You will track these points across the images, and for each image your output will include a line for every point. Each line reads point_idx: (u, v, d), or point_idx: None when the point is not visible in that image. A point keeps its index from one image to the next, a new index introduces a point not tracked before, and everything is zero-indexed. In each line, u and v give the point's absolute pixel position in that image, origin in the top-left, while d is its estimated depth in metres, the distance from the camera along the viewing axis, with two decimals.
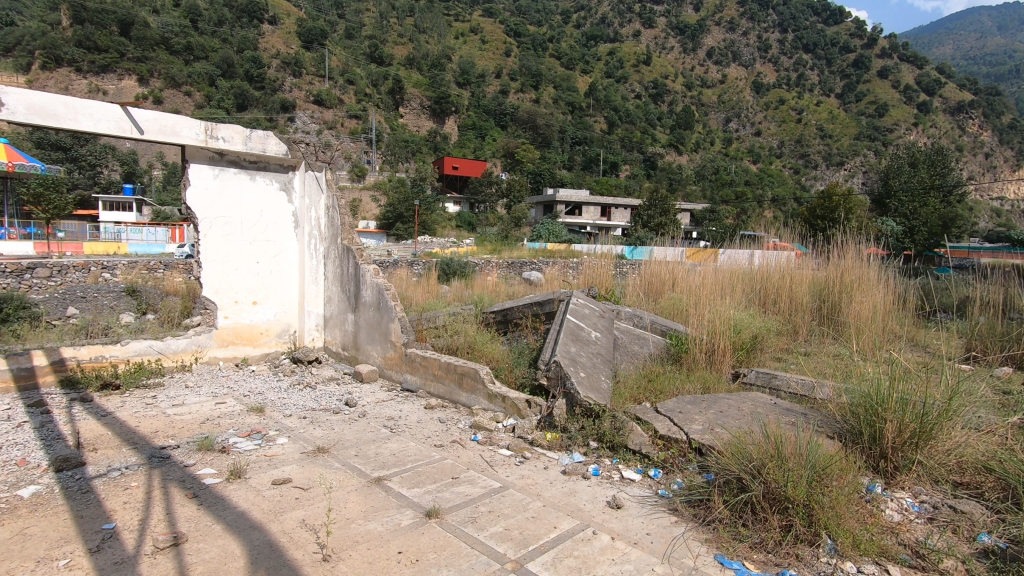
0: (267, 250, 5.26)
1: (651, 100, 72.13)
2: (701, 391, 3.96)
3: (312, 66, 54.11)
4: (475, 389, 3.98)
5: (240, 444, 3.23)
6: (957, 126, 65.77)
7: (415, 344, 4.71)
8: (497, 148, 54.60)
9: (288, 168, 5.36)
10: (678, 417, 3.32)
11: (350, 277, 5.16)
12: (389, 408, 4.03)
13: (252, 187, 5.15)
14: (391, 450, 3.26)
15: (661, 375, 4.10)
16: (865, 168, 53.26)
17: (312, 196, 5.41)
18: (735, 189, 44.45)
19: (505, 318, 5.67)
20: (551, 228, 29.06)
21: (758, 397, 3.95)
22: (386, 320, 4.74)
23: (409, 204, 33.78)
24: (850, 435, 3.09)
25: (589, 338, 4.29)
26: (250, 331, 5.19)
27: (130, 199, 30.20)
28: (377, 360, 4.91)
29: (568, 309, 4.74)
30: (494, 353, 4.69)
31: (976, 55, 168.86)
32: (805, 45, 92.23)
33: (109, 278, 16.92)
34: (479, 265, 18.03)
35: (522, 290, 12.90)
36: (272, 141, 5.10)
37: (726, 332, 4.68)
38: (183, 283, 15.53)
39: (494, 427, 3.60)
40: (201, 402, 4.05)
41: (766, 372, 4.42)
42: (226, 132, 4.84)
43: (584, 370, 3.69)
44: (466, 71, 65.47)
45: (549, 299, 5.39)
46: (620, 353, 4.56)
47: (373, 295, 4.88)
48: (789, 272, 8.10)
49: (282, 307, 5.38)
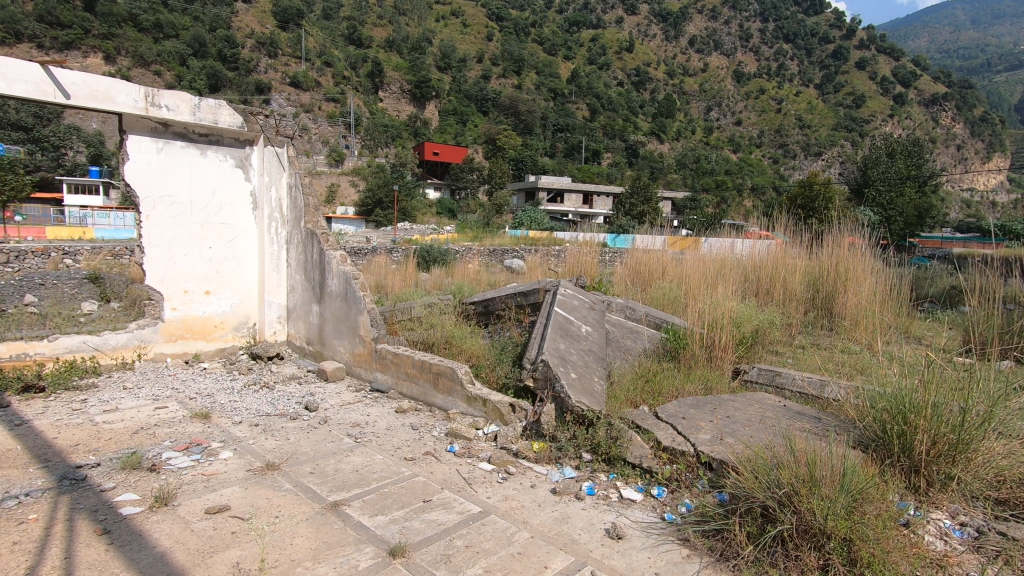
0: (220, 234, 4.72)
1: (634, 88, 71.53)
2: (704, 393, 3.59)
3: (288, 47, 52.40)
4: (452, 390, 3.54)
5: (174, 460, 2.74)
6: (931, 118, 66.77)
7: (387, 339, 4.25)
8: (478, 133, 53.76)
9: (245, 143, 4.82)
10: (682, 425, 2.95)
11: (315, 264, 4.68)
12: (355, 413, 3.56)
13: (203, 164, 4.59)
14: (354, 466, 2.80)
15: (659, 374, 3.71)
16: (842, 158, 53.70)
17: (273, 174, 4.86)
18: (716, 178, 44.50)
19: (486, 310, 5.27)
20: (533, 215, 28.60)
21: (764, 398, 3.58)
22: (354, 313, 4.29)
23: (388, 190, 33.09)
24: (870, 444, 2.76)
25: (580, 334, 3.85)
26: (202, 324, 4.67)
27: (96, 182, 28.82)
28: (344, 357, 4.44)
29: (556, 301, 4.31)
30: (475, 348, 4.25)
31: (950, 49, 171.71)
32: (786, 35, 92.21)
33: (71, 264, 16.02)
34: (460, 252, 17.50)
35: (503, 278, 12.50)
36: (225, 111, 4.54)
37: (727, 325, 4.32)
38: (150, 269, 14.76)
39: (473, 435, 3.17)
40: (138, 407, 3.54)
41: (770, 368, 4.09)
42: (171, 100, 4.28)
43: (575, 371, 3.26)
44: (447, 55, 64.15)
45: (534, 289, 4.95)
46: (613, 349, 4.16)
47: (340, 284, 4.42)
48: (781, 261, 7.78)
49: (240, 297, 4.88)
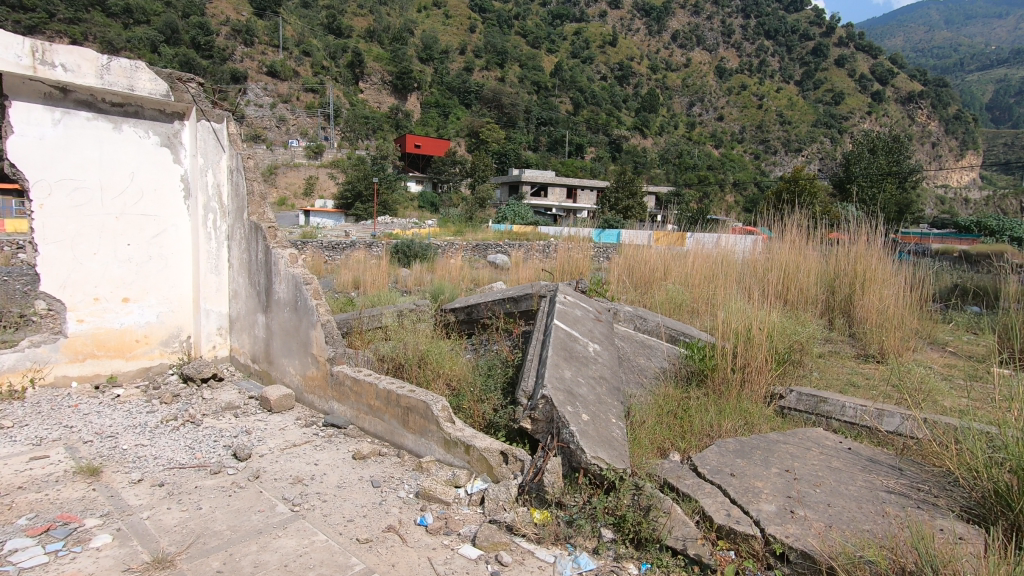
0: (142, 228, 3.84)
1: (618, 81, 70.58)
2: (744, 431, 2.86)
3: (265, 35, 50.42)
4: (426, 431, 2.76)
5: (19, 555, 1.90)
6: (908, 115, 67.29)
7: (346, 361, 3.43)
8: (460, 126, 52.63)
9: (172, 117, 3.93)
10: (734, 487, 2.20)
11: (260, 265, 3.86)
12: (298, 463, 2.73)
13: (118, 140, 3.70)
14: (282, 557, 1.97)
15: (690, 407, 2.95)
16: (822, 155, 53.99)
17: (209, 155, 4.01)
18: (699, 173, 44.18)
19: (470, 318, 4.55)
20: (517, 209, 27.70)
21: (820, 436, 2.85)
22: (306, 326, 3.48)
23: (368, 182, 31.94)
24: (979, 510, 2.05)
25: (587, 355, 3.06)
26: (119, 339, 3.79)
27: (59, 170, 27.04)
28: (294, 379, 3.63)
29: (555, 311, 3.53)
30: (455, 369, 3.47)
31: (923, 48, 174.20)
32: (767, 32, 92.09)
33: (25, 260, 14.68)
34: (442, 247, 16.50)
35: (490, 275, 11.72)
36: (144, 74, 3.67)
37: (766, 337, 3.52)
38: None
39: (453, 497, 2.40)
40: (8, 457, 2.66)
41: (811, 392, 3.37)
42: (69, 58, 3.37)
43: (587, 411, 2.48)
44: (429, 46, 62.63)
45: (526, 294, 4.20)
46: (624, 370, 3.41)
47: (289, 290, 3.60)
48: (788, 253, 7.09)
49: (170, 304, 4.02)
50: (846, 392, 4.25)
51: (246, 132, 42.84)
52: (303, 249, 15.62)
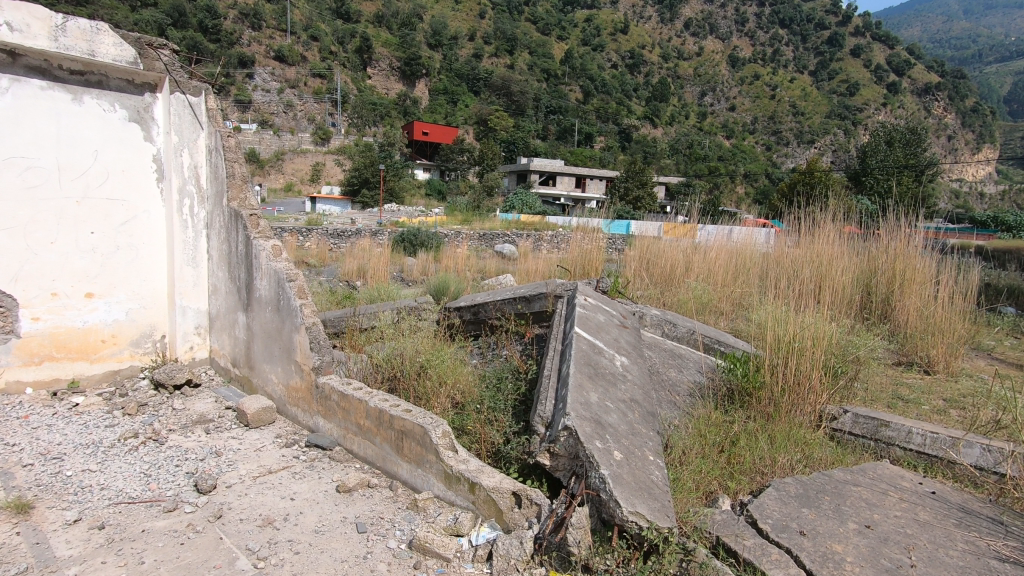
0: (109, 214, 3.40)
1: (629, 70, 69.34)
2: (801, 465, 2.41)
3: (272, 19, 49.60)
4: (424, 461, 2.32)
5: None
6: (924, 108, 65.64)
7: (332, 371, 2.98)
8: (469, 114, 51.81)
9: (143, 88, 3.48)
10: (810, 554, 1.74)
11: (240, 258, 3.42)
12: (269, 498, 2.30)
13: (78, 113, 3.25)
14: None
15: (739, 435, 2.49)
16: (835, 147, 52.80)
17: (184, 133, 3.57)
18: (709, 164, 43.36)
19: (477, 318, 4.11)
20: (525, 198, 27.10)
21: (894, 473, 2.38)
22: (290, 330, 3.04)
23: (375, 169, 31.31)
24: None
25: (615, 372, 2.59)
26: (81, 339, 3.35)
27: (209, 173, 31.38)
28: (276, 389, 3.19)
29: (575, 314, 3.09)
30: (462, 379, 3.03)
31: (941, 38, 169.85)
32: (782, 20, 90.05)
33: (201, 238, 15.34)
34: (449, 236, 16.01)
35: (497, 266, 11.22)
36: (108, 37, 3.23)
37: (825, 350, 2.98)
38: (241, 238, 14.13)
39: (454, 551, 1.96)
40: None
41: (870, 415, 2.90)
42: (17, 16, 2.93)
43: (619, 447, 2.03)
44: (438, 32, 61.55)
45: (540, 294, 3.73)
46: (654, 386, 2.95)
47: (272, 288, 3.16)
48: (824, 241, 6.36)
49: (142, 299, 3.59)
50: (896, 409, 3.74)
51: (253, 117, 42.39)
52: (307, 236, 15.18)
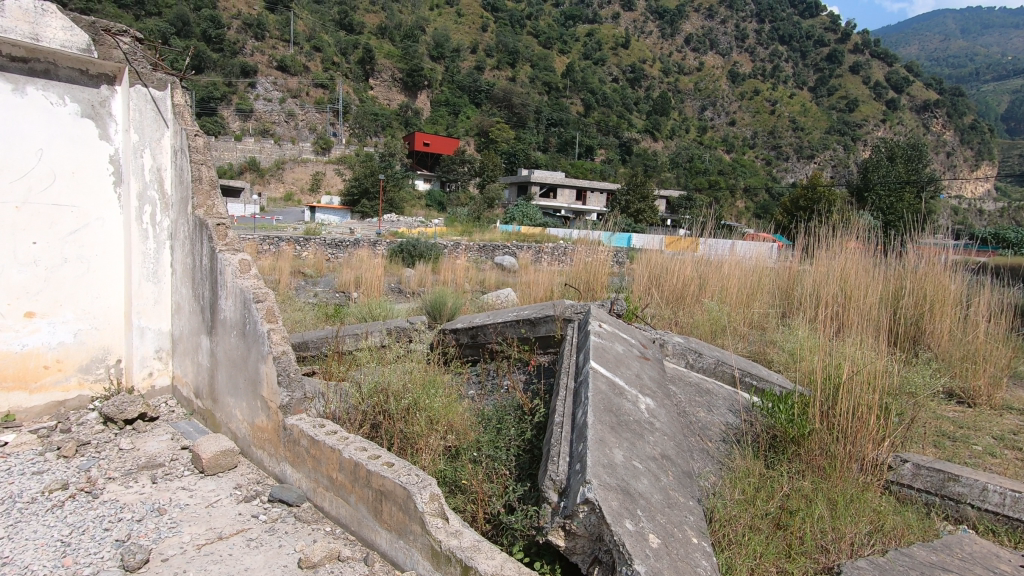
0: (55, 223, 2.98)
1: (630, 85, 69.53)
2: (869, 539, 1.95)
3: (276, 29, 49.57)
4: (406, 532, 1.87)
5: None
6: (922, 124, 65.62)
7: (299, 410, 2.52)
8: (470, 125, 51.73)
9: (98, 80, 3.07)
10: None
11: (205, 274, 2.99)
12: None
13: (19, 104, 2.83)
14: None
15: (796, 502, 2.03)
16: (834, 162, 52.56)
17: (146, 131, 3.16)
18: (709, 178, 43.13)
19: (475, 342, 3.68)
20: (526, 210, 26.77)
21: (987, 554, 1.91)
22: (256, 359, 2.60)
23: (375, 179, 30.99)
24: None
25: (640, 420, 2.13)
26: (15, 367, 2.89)
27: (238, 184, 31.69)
28: (241, 428, 2.74)
29: (589, 345, 2.62)
30: (457, 420, 2.59)
31: (938, 57, 170.96)
32: (781, 37, 90.47)
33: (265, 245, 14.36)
34: (448, 247, 15.57)
35: (498, 278, 10.82)
36: (55, 20, 2.85)
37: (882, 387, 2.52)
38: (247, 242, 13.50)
39: None
40: None
41: (935, 465, 2.42)
42: None
43: (654, 527, 1.59)
44: (440, 45, 61.62)
45: (548, 317, 3.29)
46: (685, 431, 2.45)
47: (237, 310, 2.73)
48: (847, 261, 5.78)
49: (92, 320, 3.14)
50: (948, 451, 3.23)
51: (255, 127, 42.15)
52: (305, 246, 14.75)
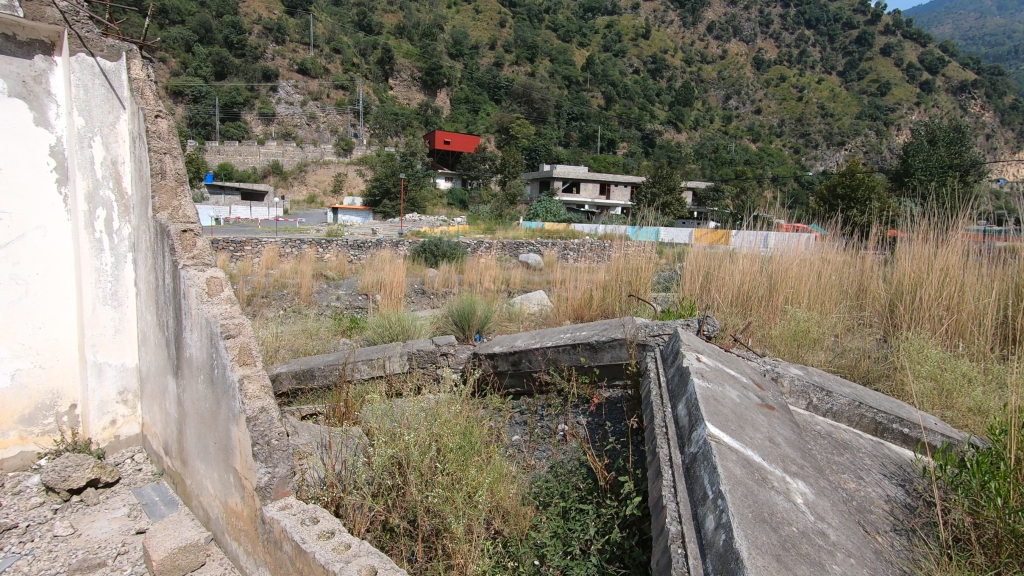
0: None
1: (651, 75, 67.68)
2: None
3: (296, 33, 49.35)
4: None
5: None
6: (960, 106, 61.99)
7: (280, 495, 1.76)
8: (490, 122, 50.81)
9: (32, 49, 2.41)
10: None
11: (168, 295, 2.29)
12: None
13: None
14: None
15: None
16: (867, 148, 50.01)
17: (95, 107, 2.47)
18: (736, 168, 41.41)
19: (517, 370, 2.91)
20: (549, 205, 25.91)
21: None
22: (226, 418, 1.88)
23: (396, 179, 30.40)
24: None
25: (809, 528, 1.32)
26: None
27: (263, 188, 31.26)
28: (213, 507, 2.02)
29: (690, 402, 1.73)
30: (507, 495, 1.83)
31: (975, 35, 161.92)
32: (808, 21, 86.86)
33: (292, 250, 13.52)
34: (472, 246, 14.79)
35: (525, 279, 10.02)
36: None
37: None
38: (268, 246, 12.82)
39: None
40: None
41: None
42: None
43: None
44: (458, 42, 60.80)
45: (615, 343, 2.48)
46: (862, 534, 1.55)
47: (202, 347, 2.00)
48: (949, 238, 4.66)
49: (39, 351, 2.47)
50: None
51: (277, 130, 42.15)
52: (326, 248, 14.14)
